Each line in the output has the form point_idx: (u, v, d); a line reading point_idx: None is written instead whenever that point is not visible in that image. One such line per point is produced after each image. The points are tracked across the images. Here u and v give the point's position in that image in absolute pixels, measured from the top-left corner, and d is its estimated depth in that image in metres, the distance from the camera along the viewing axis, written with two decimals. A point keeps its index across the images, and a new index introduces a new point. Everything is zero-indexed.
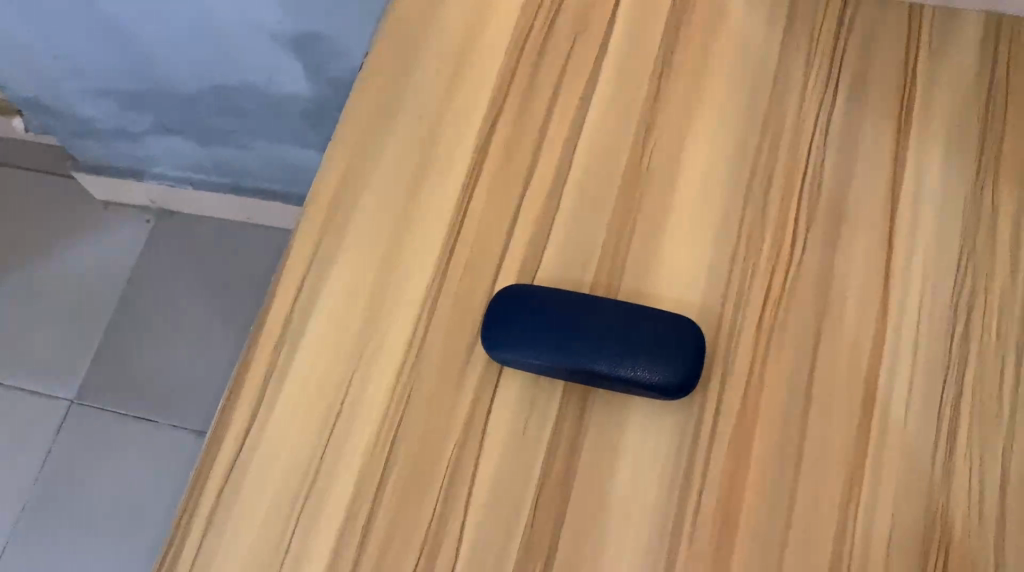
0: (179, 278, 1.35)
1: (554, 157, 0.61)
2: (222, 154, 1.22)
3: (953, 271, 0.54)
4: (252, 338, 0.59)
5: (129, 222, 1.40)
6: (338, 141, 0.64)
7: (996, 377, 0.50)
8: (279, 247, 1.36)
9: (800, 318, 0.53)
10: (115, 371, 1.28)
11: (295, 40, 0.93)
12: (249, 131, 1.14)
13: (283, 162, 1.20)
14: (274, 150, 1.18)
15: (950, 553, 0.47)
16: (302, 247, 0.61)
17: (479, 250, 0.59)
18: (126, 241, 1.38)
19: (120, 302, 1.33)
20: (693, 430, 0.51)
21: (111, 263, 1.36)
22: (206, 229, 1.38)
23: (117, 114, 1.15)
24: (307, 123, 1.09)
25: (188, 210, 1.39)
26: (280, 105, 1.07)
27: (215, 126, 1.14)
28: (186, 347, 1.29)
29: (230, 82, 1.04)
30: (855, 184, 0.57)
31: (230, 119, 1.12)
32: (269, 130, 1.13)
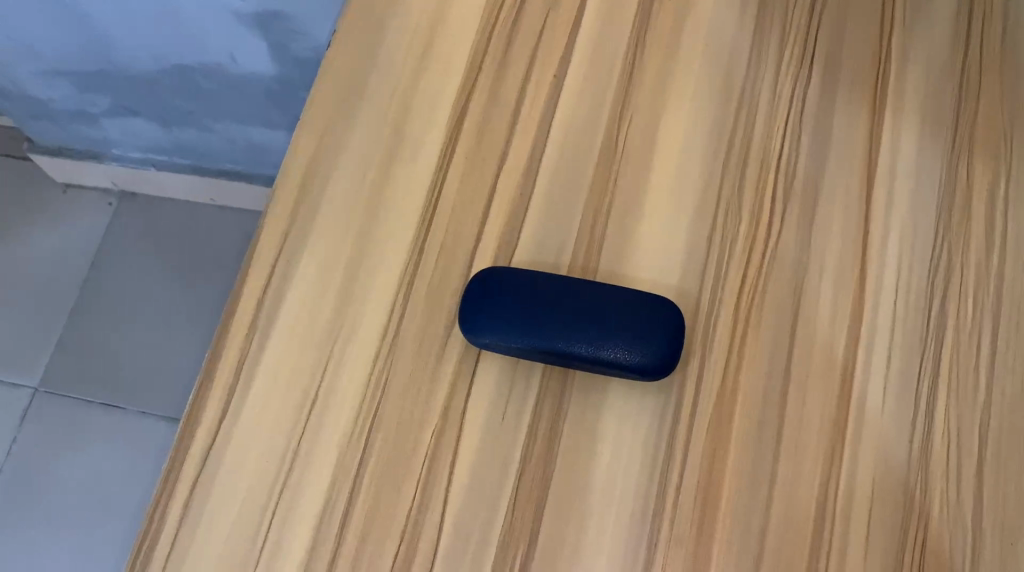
0: (145, 263, 1.31)
1: (528, 137, 0.60)
2: (186, 136, 1.18)
3: (930, 247, 0.54)
4: (221, 325, 0.57)
5: (91, 205, 1.36)
6: (307, 122, 0.62)
7: (972, 353, 0.51)
8: (248, 231, 1.33)
9: (776, 296, 0.53)
10: (81, 358, 1.25)
11: (257, 18, 0.90)
12: (211, 111, 1.11)
13: (249, 143, 1.17)
14: (240, 131, 1.14)
15: (928, 529, 0.47)
16: (272, 232, 0.59)
17: (454, 233, 0.58)
18: (89, 226, 1.35)
19: (85, 288, 1.30)
20: (671, 411, 0.51)
21: (76, 246, 1.33)
22: (170, 213, 1.35)
23: (74, 95, 1.11)
24: (272, 102, 1.06)
25: (151, 192, 1.35)
26: (241, 82, 1.03)
27: (177, 106, 1.11)
28: (156, 334, 1.27)
29: (190, 61, 1.00)
30: (830, 161, 0.57)
31: (194, 100, 1.09)
32: (234, 112, 1.10)
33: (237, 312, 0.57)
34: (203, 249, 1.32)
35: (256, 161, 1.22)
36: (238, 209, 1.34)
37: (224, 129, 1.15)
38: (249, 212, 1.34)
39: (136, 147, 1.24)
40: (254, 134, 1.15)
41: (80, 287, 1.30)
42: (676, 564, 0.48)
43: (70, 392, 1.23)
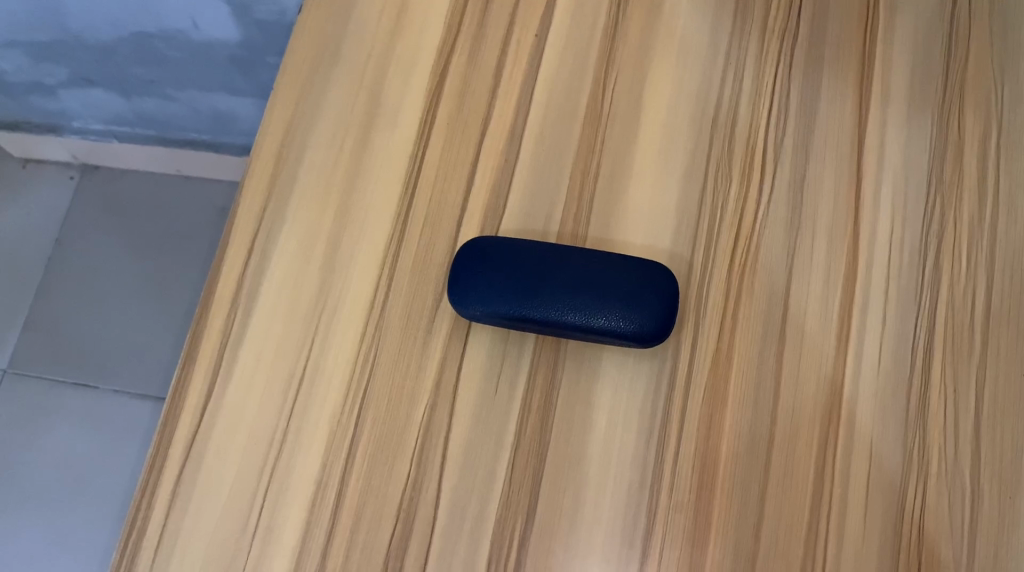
0: (114, 237, 1.28)
1: (510, 102, 0.59)
2: (148, 105, 1.14)
3: (923, 203, 0.53)
4: (201, 304, 0.55)
5: (54, 180, 1.32)
6: (280, 91, 0.60)
7: (966, 310, 0.50)
8: (221, 203, 1.29)
9: (769, 258, 0.52)
10: (53, 339, 1.22)
11: None
12: (173, 79, 1.07)
13: (215, 111, 1.13)
14: (204, 99, 1.11)
15: (928, 486, 0.47)
16: (249, 207, 0.57)
17: (437, 203, 0.56)
18: (53, 202, 1.31)
19: (52, 267, 1.27)
20: (667, 377, 0.51)
21: (40, 223, 1.29)
22: (137, 186, 1.31)
23: (28, 66, 1.07)
24: (237, 68, 1.02)
25: (115, 164, 1.31)
26: (204, 48, 0.99)
27: (137, 75, 1.07)
28: (132, 312, 1.23)
29: (149, 27, 0.96)
30: (820, 117, 0.56)
31: (155, 67, 1.05)
32: (199, 79, 1.06)
33: (217, 292, 0.56)
34: (175, 223, 1.29)
35: (222, 130, 1.18)
36: (209, 180, 1.30)
37: (186, 97, 1.11)
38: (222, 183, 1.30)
39: (95, 119, 1.20)
40: (218, 101, 1.11)
41: (46, 266, 1.27)
42: (675, 532, 0.47)
43: (40, 371, 1.20)
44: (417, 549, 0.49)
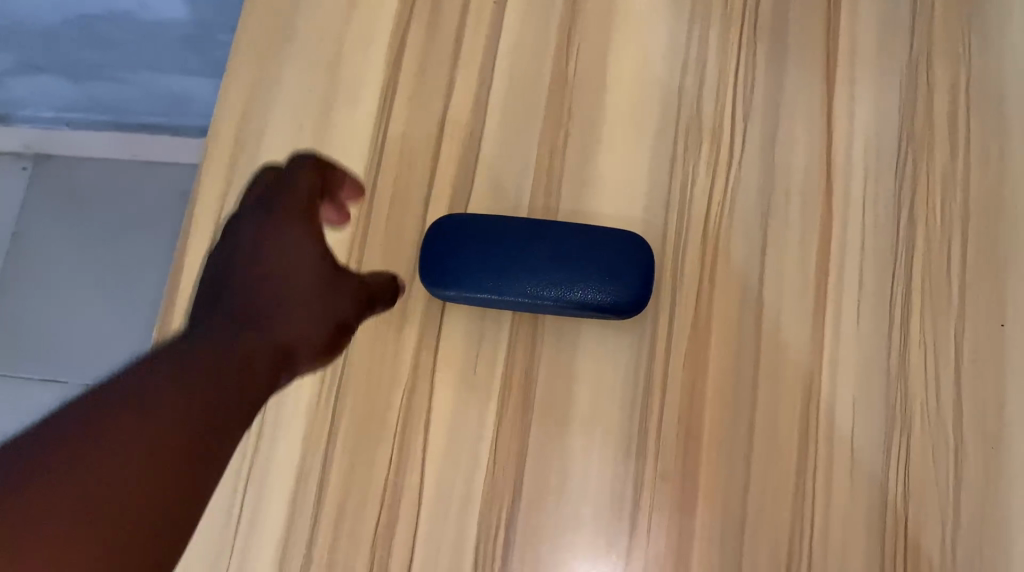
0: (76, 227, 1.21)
1: (472, 73, 0.57)
2: (101, 91, 1.10)
3: (895, 155, 0.52)
4: (166, 297, 0.53)
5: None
6: (234, 74, 0.58)
7: (943, 261, 0.49)
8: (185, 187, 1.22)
9: (744, 220, 0.51)
10: (15, 337, 1.17)
11: None
12: (122, 61, 1.03)
13: (170, 95, 1.10)
14: (159, 82, 1.07)
15: (911, 441, 0.46)
16: (208, 194, 0.56)
17: (404, 181, 0.55)
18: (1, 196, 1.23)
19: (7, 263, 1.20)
20: (647, 346, 0.50)
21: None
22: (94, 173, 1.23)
23: None
24: (189, 47, 0.98)
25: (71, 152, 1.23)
26: (152, 28, 0.95)
27: (84, 58, 1.02)
28: (94, 302, 1.18)
29: (93, 7, 0.92)
30: (790, 71, 0.54)
31: (105, 51, 1.01)
32: (152, 61, 1.02)
33: (181, 285, 0.54)
34: (133, 210, 1.22)
35: (182, 113, 1.15)
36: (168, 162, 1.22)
37: (138, 79, 1.07)
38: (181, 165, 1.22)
39: (49, 106, 1.16)
40: (171, 82, 1.07)
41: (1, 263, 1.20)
42: (663, 502, 0.47)
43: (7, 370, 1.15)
44: (404, 535, 0.48)
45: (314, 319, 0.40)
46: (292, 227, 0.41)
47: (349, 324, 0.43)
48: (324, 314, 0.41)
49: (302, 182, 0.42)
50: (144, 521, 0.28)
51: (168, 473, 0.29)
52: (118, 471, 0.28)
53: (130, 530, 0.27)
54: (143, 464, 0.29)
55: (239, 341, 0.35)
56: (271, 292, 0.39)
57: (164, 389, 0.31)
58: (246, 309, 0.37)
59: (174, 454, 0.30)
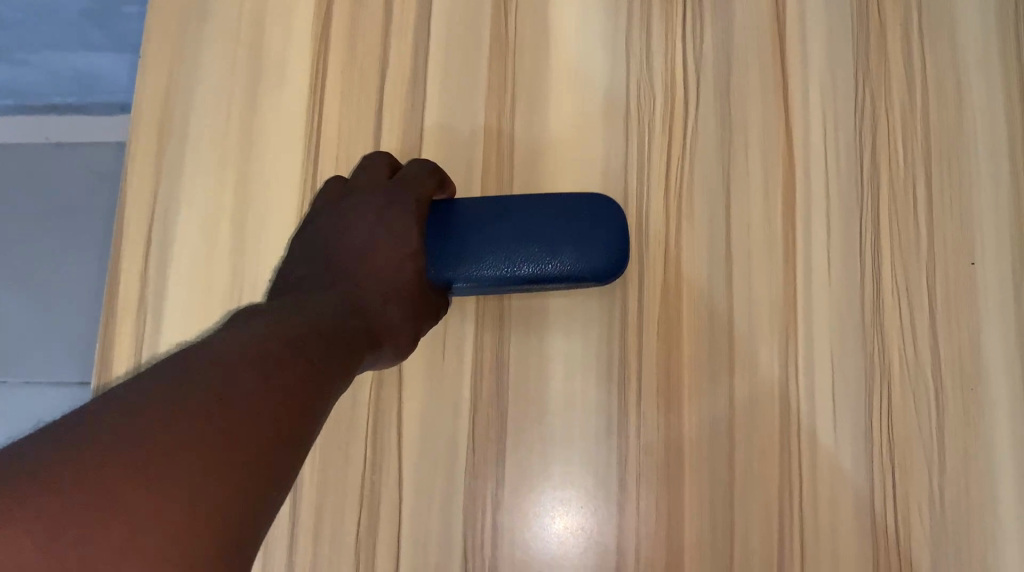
0: None
1: (406, 43, 0.53)
2: None
3: (853, 95, 0.50)
4: (107, 310, 0.51)
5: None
6: (149, 64, 0.54)
7: (909, 203, 0.48)
8: (102, 168, 0.88)
9: (705, 177, 0.50)
10: None
11: None
12: (20, 41, 0.79)
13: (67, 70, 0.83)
14: (58, 58, 0.81)
15: (892, 389, 0.46)
16: (137, 195, 0.52)
17: (346, 165, 0.52)
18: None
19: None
20: (618, 315, 0.48)
21: None
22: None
23: None
24: (88, 21, 0.77)
25: None
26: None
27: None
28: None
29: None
30: (739, 15, 0.52)
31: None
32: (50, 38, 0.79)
33: (120, 297, 0.51)
34: (42, 208, 0.88)
35: (88, 92, 0.85)
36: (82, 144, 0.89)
37: (36, 59, 0.81)
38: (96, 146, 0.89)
39: None
40: (75, 59, 0.81)
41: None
42: (650, 475, 0.46)
43: None
44: (388, 537, 0.47)
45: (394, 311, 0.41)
46: (402, 211, 0.45)
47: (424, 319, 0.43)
48: (409, 314, 0.42)
49: (410, 190, 0.46)
50: (238, 488, 0.24)
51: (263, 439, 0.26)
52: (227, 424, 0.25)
53: (231, 487, 0.24)
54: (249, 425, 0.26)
55: (336, 323, 0.35)
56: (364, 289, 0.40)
57: (277, 350, 0.29)
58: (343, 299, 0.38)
59: (272, 426, 0.27)
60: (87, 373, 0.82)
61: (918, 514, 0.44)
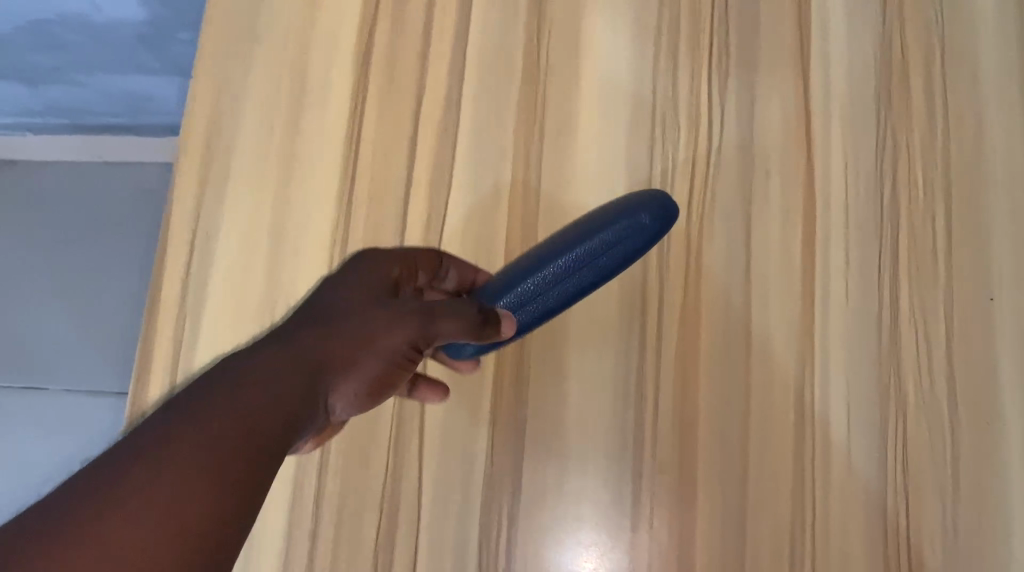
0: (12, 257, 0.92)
1: (441, 69, 0.56)
2: (50, 94, 0.87)
3: (873, 128, 0.51)
4: (148, 313, 0.53)
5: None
6: (199, 83, 0.57)
7: (927, 233, 0.49)
8: (149, 185, 0.92)
9: (727, 203, 0.51)
10: None
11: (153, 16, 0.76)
12: (77, 64, 0.83)
13: (120, 91, 0.86)
14: (112, 81, 0.84)
15: (907, 415, 0.46)
16: (182, 205, 0.55)
17: (379, 182, 0.54)
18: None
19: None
20: (637, 334, 0.50)
21: None
22: (54, 175, 0.94)
23: None
24: (142, 46, 0.80)
25: (18, 157, 0.95)
26: (100, 23, 0.77)
27: (32, 62, 0.83)
28: (42, 368, 0.87)
29: (42, 10, 0.76)
30: (764, 48, 0.54)
31: (55, 53, 0.82)
32: (104, 63, 0.82)
33: (161, 300, 0.53)
34: (91, 219, 0.92)
35: (139, 110, 0.89)
36: (132, 161, 0.94)
37: (89, 80, 0.85)
38: (144, 164, 0.93)
39: None
40: (127, 81, 0.84)
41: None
42: (663, 492, 0.47)
43: None
44: (405, 542, 0.48)
45: (371, 355, 0.35)
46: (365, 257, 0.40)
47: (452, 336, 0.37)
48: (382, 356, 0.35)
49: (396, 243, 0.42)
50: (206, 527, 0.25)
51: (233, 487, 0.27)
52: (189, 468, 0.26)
53: (198, 541, 0.25)
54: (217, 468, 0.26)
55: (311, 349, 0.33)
56: (330, 352, 0.33)
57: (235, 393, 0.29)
58: (319, 348, 0.33)
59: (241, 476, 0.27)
60: (124, 381, 0.85)
61: (931, 542, 0.44)
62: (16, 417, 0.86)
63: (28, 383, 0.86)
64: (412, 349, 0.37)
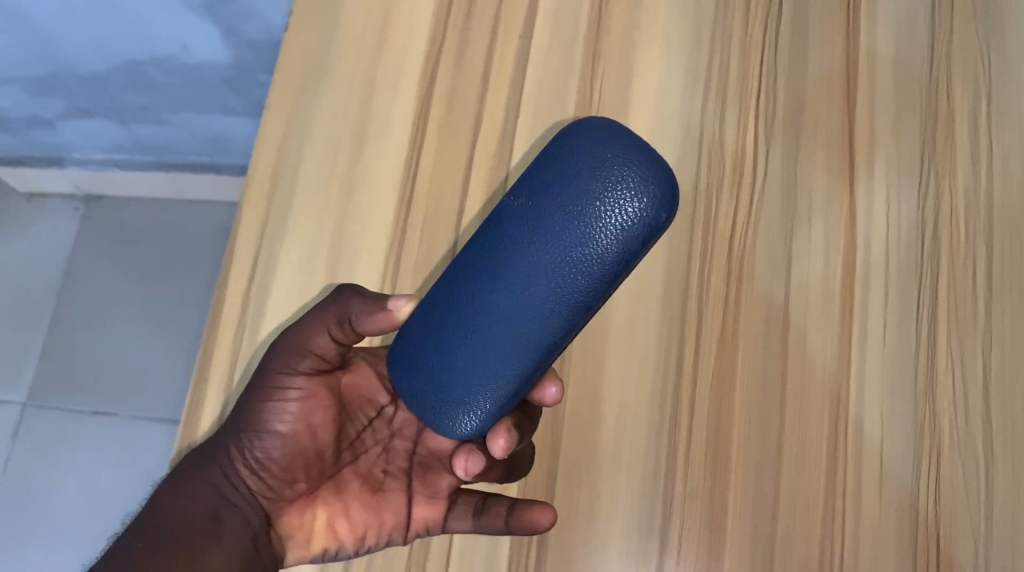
0: (92, 283, 1.00)
1: (499, 104, 0.59)
2: (140, 129, 0.92)
3: (917, 175, 0.52)
4: (210, 322, 0.57)
5: (29, 220, 1.04)
6: (272, 111, 0.61)
7: (968, 279, 0.49)
8: (225, 223, 1.01)
9: (769, 241, 0.52)
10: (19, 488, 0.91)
11: (237, 67, 0.80)
12: (167, 104, 0.88)
13: (205, 129, 0.91)
14: (200, 120, 0.90)
15: (941, 457, 0.46)
16: (249, 223, 0.59)
17: (434, 208, 0.57)
18: (43, 236, 1.03)
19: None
20: (674, 364, 0.50)
21: (32, 266, 1.02)
22: (140, 211, 1.03)
23: (24, 117, 0.92)
24: (228, 90, 0.84)
25: (110, 193, 1.03)
26: (192, 69, 0.81)
27: (126, 101, 0.88)
28: (110, 391, 0.95)
29: (136, 51, 0.79)
30: (810, 94, 0.55)
31: (148, 93, 0.86)
32: (193, 102, 0.87)
33: (223, 310, 0.57)
34: (167, 252, 1.01)
35: (218, 147, 0.94)
36: (210, 201, 1.02)
37: (177, 118, 0.90)
38: (221, 204, 1.02)
39: (76, 156, 0.99)
40: (210, 120, 0.90)
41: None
42: (694, 520, 0.47)
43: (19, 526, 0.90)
44: (438, 553, 0.49)
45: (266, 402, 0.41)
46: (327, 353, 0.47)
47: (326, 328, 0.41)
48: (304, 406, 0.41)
49: None
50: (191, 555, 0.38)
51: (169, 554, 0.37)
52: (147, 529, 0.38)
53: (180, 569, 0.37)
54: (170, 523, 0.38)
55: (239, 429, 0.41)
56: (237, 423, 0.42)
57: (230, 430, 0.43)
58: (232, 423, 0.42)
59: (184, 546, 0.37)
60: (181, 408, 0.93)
61: None
62: (84, 438, 0.93)
63: (97, 406, 0.94)
64: (316, 371, 0.41)
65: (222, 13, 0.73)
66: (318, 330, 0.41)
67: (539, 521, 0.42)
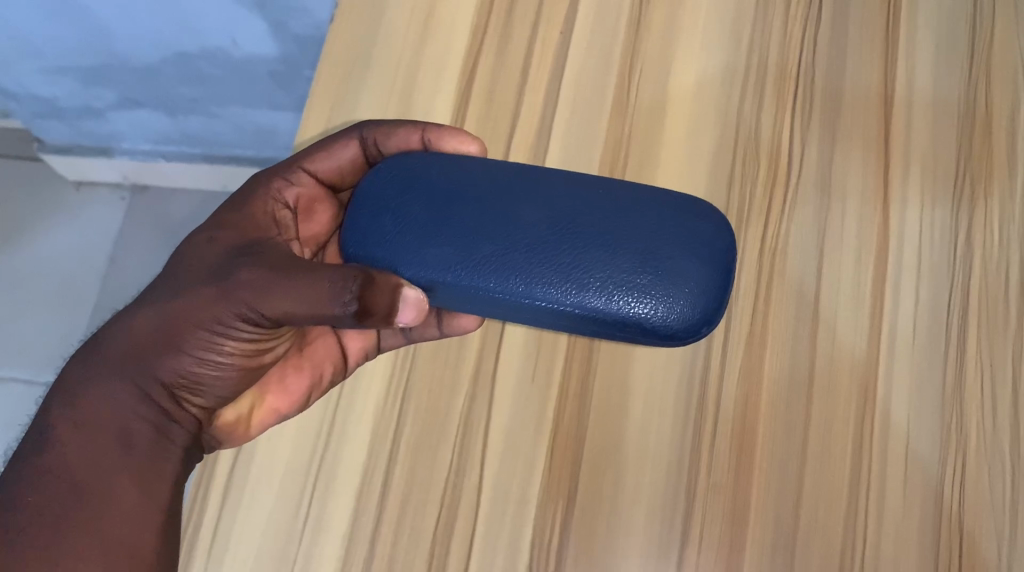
0: (139, 272, 1.05)
1: (537, 97, 0.60)
2: (189, 120, 0.96)
3: (952, 179, 0.52)
4: None
5: (76, 210, 1.09)
6: (316, 99, 0.63)
7: (1001, 283, 0.49)
8: None
9: (801, 240, 0.52)
10: None
11: (285, 61, 0.82)
12: (216, 97, 0.90)
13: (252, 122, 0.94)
14: (247, 113, 0.93)
15: (967, 459, 0.46)
16: None
17: None
18: (92, 224, 1.08)
19: (29, 282, 1.06)
20: (701, 359, 0.51)
21: (80, 253, 1.07)
22: (186, 204, 1.08)
23: (77, 106, 0.95)
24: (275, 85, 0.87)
25: (157, 183, 1.08)
26: (242, 64, 0.84)
27: (176, 93, 0.91)
28: None
29: (188, 45, 0.82)
30: (847, 96, 0.55)
31: (197, 86, 0.89)
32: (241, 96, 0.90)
33: None
34: None
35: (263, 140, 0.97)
36: None
37: (225, 111, 0.93)
38: None
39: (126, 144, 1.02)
40: (257, 113, 0.92)
41: (23, 295, 1.05)
42: (716, 513, 0.48)
43: None
44: (462, 535, 0.50)
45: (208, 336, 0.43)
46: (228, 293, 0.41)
47: (318, 318, 0.38)
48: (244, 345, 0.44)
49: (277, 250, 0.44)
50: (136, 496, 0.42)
51: (117, 513, 0.41)
52: (84, 464, 0.41)
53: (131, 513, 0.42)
54: (114, 467, 0.42)
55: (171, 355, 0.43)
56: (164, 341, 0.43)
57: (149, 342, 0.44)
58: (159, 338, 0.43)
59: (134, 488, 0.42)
60: None
61: None
62: None
63: None
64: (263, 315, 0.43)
65: (271, 6, 0.75)
66: (301, 311, 0.38)
67: (464, 326, 0.51)
